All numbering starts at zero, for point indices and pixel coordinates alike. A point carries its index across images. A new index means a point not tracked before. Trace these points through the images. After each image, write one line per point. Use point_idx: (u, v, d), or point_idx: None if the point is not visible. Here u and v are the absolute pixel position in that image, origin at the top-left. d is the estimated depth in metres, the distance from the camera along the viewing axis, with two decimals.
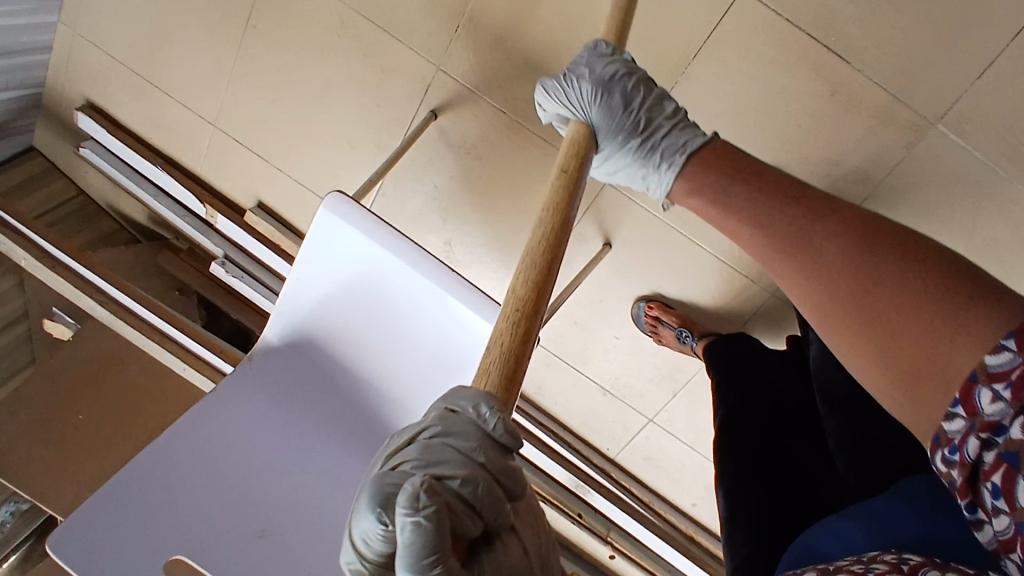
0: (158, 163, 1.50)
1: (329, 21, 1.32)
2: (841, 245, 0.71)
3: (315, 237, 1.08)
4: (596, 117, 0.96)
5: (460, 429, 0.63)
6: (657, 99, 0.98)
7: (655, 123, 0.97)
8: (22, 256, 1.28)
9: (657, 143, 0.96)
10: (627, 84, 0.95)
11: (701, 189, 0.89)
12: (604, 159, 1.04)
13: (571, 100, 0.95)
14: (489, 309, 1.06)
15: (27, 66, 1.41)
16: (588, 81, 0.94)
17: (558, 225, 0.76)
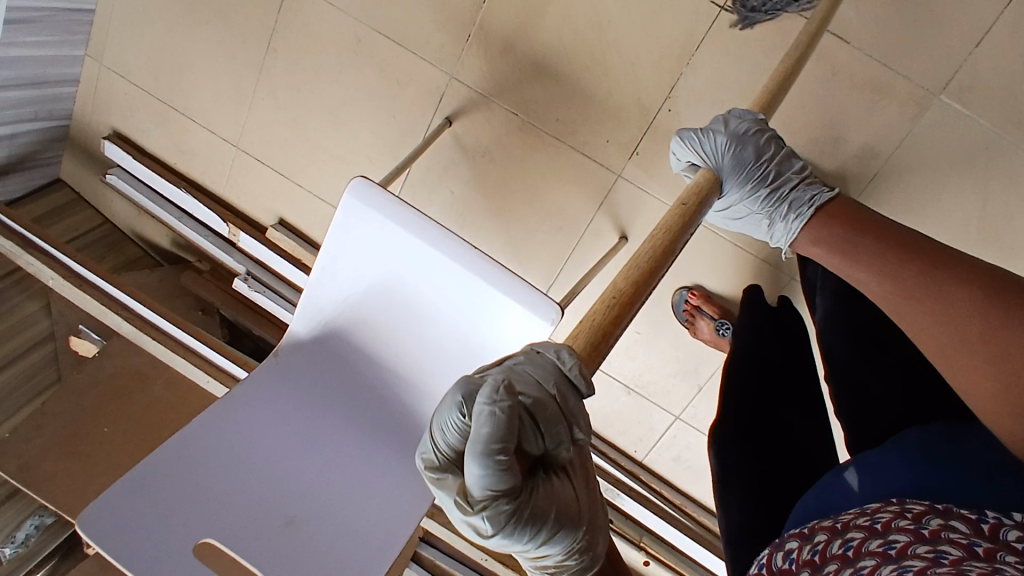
0: (180, 186, 1.54)
1: (341, 35, 1.34)
2: (958, 279, 0.60)
3: (339, 227, 1.05)
4: (727, 168, 0.92)
5: (545, 360, 0.57)
6: (787, 157, 0.94)
7: (784, 178, 0.92)
8: (50, 276, 1.41)
9: (785, 195, 0.90)
10: (761, 139, 0.91)
11: (824, 239, 0.79)
12: (725, 207, 0.98)
13: (704, 150, 0.92)
14: (509, 283, 1.02)
15: (53, 98, 1.49)
16: (722, 133, 0.91)
17: (668, 248, 0.69)
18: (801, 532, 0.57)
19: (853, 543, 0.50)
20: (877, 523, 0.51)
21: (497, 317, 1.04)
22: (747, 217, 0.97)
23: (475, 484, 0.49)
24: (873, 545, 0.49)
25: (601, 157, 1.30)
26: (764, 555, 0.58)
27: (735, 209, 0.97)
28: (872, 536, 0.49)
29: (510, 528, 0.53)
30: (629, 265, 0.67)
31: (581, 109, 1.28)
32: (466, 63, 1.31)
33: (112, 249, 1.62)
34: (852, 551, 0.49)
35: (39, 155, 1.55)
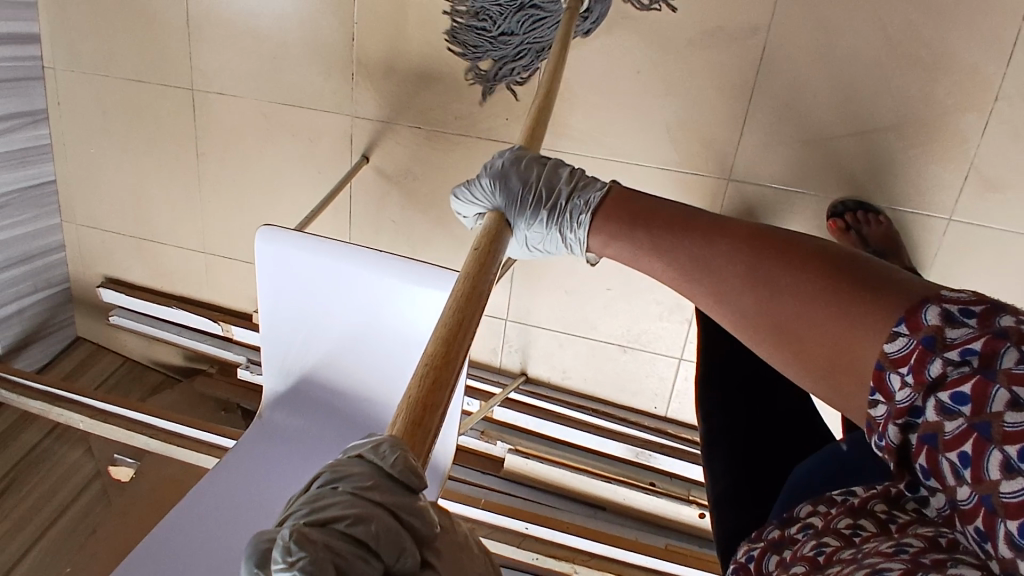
0: (171, 304, 1.66)
1: (253, 119, 1.45)
2: (733, 261, 0.65)
3: (268, 274, 1.12)
4: (502, 204, 0.87)
5: (355, 467, 0.49)
6: (556, 168, 0.87)
7: (558, 189, 0.85)
8: (79, 419, 1.52)
9: (565, 208, 0.84)
10: (520, 165, 0.86)
11: (611, 237, 0.78)
12: (526, 243, 0.91)
13: (481, 196, 0.89)
14: (429, 273, 1.06)
15: (45, 268, 1.66)
16: (484, 175, 0.88)
17: (473, 293, 0.67)
18: (800, 538, 0.63)
19: (827, 551, 0.57)
20: (854, 535, 0.58)
21: (431, 308, 1.07)
22: (551, 246, 0.89)
23: None
24: (842, 554, 0.56)
25: (508, 136, 1.33)
26: (765, 553, 0.66)
27: (540, 241, 0.89)
28: (845, 547, 0.57)
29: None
30: (439, 320, 0.63)
31: (473, 99, 1.32)
32: (361, 98, 1.38)
33: (134, 381, 1.74)
34: (823, 560, 0.57)
35: (52, 321, 1.71)
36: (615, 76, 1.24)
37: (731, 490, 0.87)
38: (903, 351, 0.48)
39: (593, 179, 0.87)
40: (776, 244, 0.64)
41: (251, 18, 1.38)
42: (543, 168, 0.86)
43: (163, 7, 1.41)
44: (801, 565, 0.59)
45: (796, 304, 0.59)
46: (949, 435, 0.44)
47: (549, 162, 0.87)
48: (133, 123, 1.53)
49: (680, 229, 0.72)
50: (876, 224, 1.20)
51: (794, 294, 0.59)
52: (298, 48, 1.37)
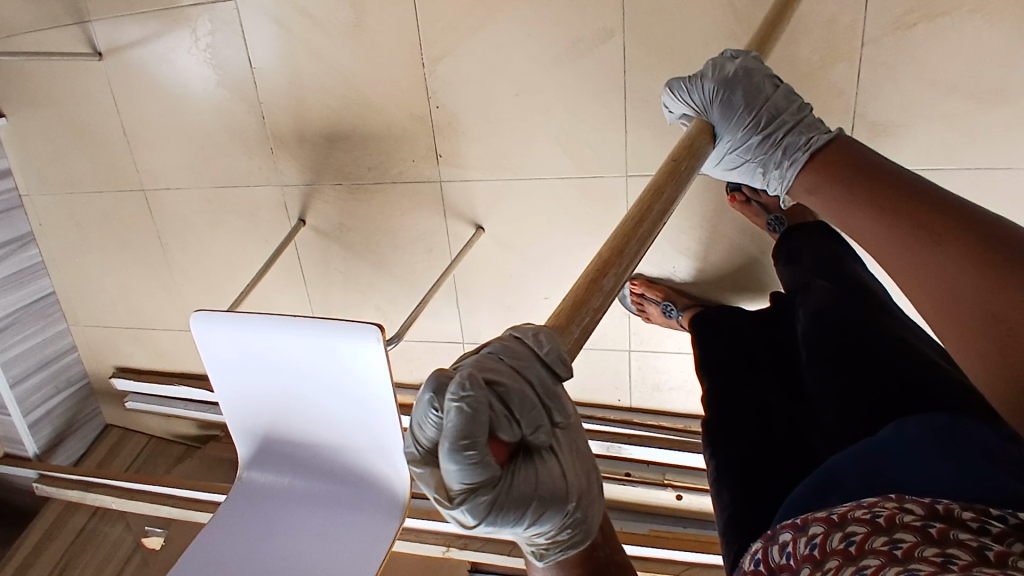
0: (174, 382, 1.81)
1: (200, 205, 1.58)
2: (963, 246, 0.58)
3: (210, 352, 1.23)
4: (717, 116, 0.86)
5: (517, 345, 0.53)
6: (785, 95, 0.86)
7: (781, 118, 0.84)
8: (110, 500, 1.69)
9: (779, 139, 0.83)
10: (750, 79, 0.85)
11: (823, 192, 0.76)
12: (720, 160, 0.91)
13: (695, 100, 0.87)
14: (329, 327, 1.12)
15: (63, 369, 1.85)
16: (710, 80, 0.86)
17: (647, 211, 0.65)
18: (798, 523, 0.56)
19: (856, 539, 0.47)
20: (878, 518, 0.48)
21: (341, 358, 1.13)
22: (741, 171, 0.90)
23: (450, 481, 0.47)
24: (876, 542, 0.45)
25: (419, 175, 1.41)
26: (765, 548, 0.58)
27: (734, 162, 0.89)
28: (877, 533, 0.46)
29: (497, 521, 0.50)
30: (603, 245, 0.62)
31: (380, 149, 1.41)
32: (285, 168, 1.48)
33: (160, 456, 1.89)
34: (856, 549, 0.46)
35: (80, 414, 1.90)
36: (497, 103, 1.30)
37: (733, 512, 0.78)
38: None
39: (821, 121, 0.85)
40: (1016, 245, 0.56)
41: (176, 117, 1.50)
42: (773, 91, 0.85)
43: (102, 124, 1.56)
44: (831, 562, 0.47)
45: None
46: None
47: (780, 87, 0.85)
48: (105, 228, 1.69)
49: (903, 202, 0.66)
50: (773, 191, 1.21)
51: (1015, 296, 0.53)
52: (221, 136, 1.49)
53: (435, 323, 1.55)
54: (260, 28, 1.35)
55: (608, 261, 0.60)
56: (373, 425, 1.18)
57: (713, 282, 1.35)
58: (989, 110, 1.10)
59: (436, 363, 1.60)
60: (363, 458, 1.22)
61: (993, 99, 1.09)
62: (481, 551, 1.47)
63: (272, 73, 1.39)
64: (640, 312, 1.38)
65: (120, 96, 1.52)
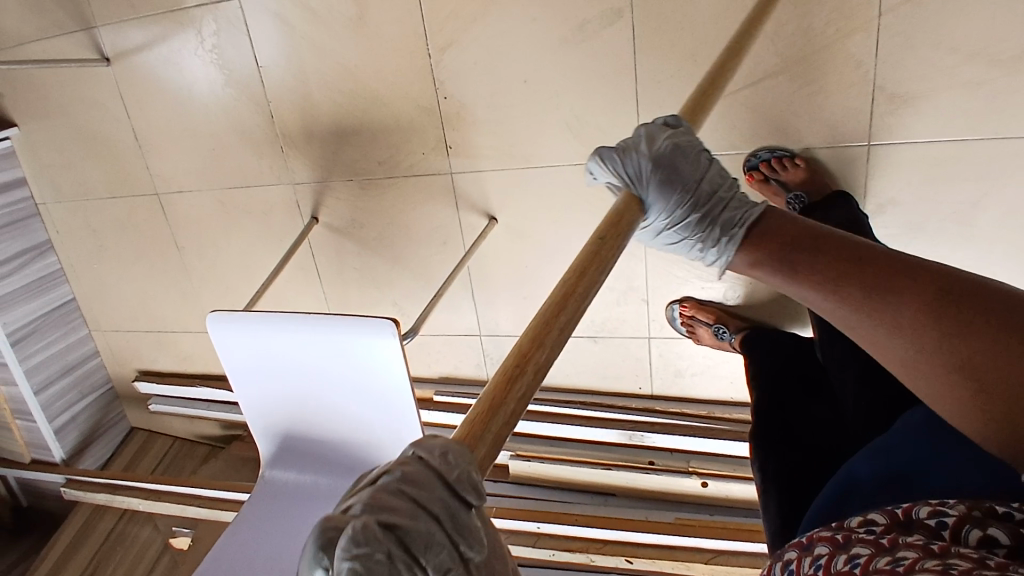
0: (196, 384, 1.82)
1: (212, 207, 1.58)
2: (929, 300, 0.57)
3: (222, 354, 1.22)
4: (655, 194, 0.78)
5: (421, 472, 0.48)
6: (713, 170, 0.81)
7: (718, 196, 0.79)
8: (138, 502, 1.70)
9: (718, 218, 0.77)
10: (683, 156, 0.79)
11: (752, 253, 0.73)
12: (650, 234, 0.84)
13: (630, 173, 0.77)
14: (345, 322, 1.10)
15: (86, 375, 1.87)
16: (645, 155, 0.77)
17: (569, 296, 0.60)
18: (802, 542, 0.58)
19: (860, 561, 0.48)
20: (883, 539, 0.50)
21: (358, 353, 1.11)
22: (671, 244, 0.83)
23: None
24: (879, 563, 0.47)
25: (429, 167, 1.39)
26: (770, 567, 0.60)
27: (665, 237, 0.82)
28: (880, 553, 0.48)
29: None
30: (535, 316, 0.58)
31: (388, 143, 1.39)
32: (295, 166, 1.48)
33: (185, 457, 1.90)
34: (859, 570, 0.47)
35: (105, 419, 1.93)
36: (505, 91, 1.28)
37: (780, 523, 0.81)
38: None
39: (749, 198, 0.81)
40: (970, 292, 0.55)
41: (185, 120, 1.50)
42: (703, 168, 0.80)
43: (114, 130, 1.57)
44: None
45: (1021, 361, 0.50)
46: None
47: (709, 163, 0.81)
48: (121, 234, 1.70)
49: (847, 262, 0.64)
50: (792, 167, 1.20)
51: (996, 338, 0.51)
52: (230, 137, 1.49)
53: (451, 316, 1.54)
54: (264, 27, 1.35)
55: (525, 354, 0.54)
56: (395, 418, 1.17)
57: (764, 305, 1.34)
58: (1015, 76, 1.06)
59: (453, 356, 1.59)
60: (382, 450, 1.21)
61: (1018, 65, 1.05)
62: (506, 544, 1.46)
63: (278, 70, 1.39)
64: (689, 332, 1.36)
65: (129, 102, 1.52)
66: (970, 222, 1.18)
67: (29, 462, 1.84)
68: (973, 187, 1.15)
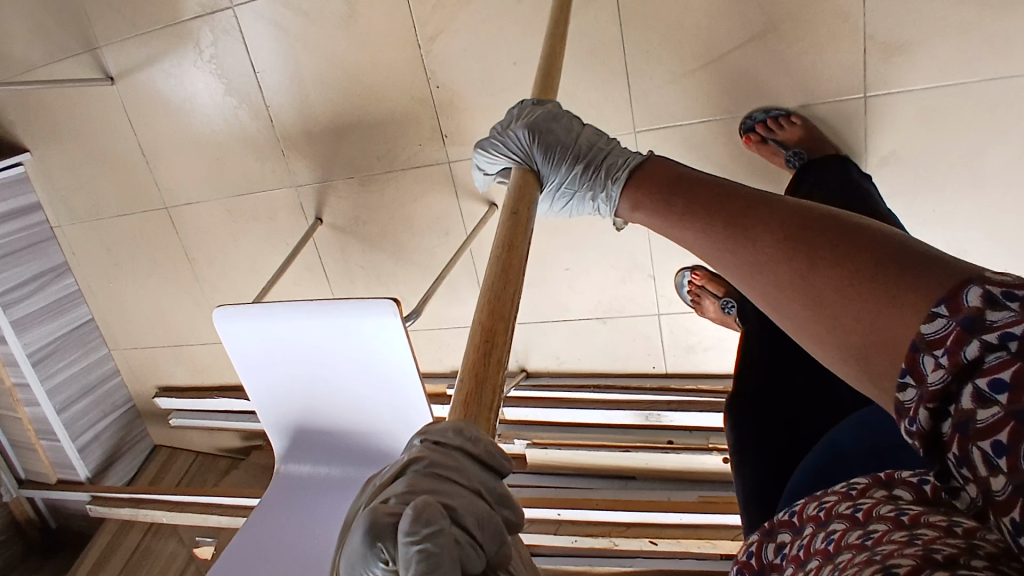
0: (214, 395, 1.84)
1: (220, 216, 1.61)
2: (780, 235, 0.61)
3: (233, 347, 1.24)
4: (540, 158, 0.88)
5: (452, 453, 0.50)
6: (589, 131, 0.92)
7: (596, 148, 0.89)
8: (162, 514, 1.72)
9: (599, 165, 0.87)
10: (558, 121, 0.89)
11: (641, 202, 0.80)
12: (547, 198, 0.94)
13: (513, 151, 0.89)
14: (349, 305, 1.11)
15: (108, 394, 1.90)
16: (522, 125, 0.88)
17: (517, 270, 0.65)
18: (791, 521, 0.62)
19: (837, 537, 0.52)
20: (857, 513, 0.53)
21: (363, 334, 1.12)
22: (572, 204, 0.93)
23: None
24: (853, 538, 0.51)
25: (427, 159, 1.40)
26: (762, 545, 0.64)
27: (563, 198, 0.93)
28: (852, 528, 0.52)
29: None
30: (480, 294, 0.62)
31: (386, 137, 1.41)
32: (296, 168, 1.50)
33: (208, 470, 1.92)
34: (834, 547, 0.51)
35: (128, 437, 1.95)
36: (497, 74, 1.29)
37: (756, 496, 0.84)
38: (939, 335, 0.43)
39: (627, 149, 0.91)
40: (815, 222, 0.59)
41: (188, 131, 1.54)
42: (579, 130, 0.91)
43: (121, 148, 1.61)
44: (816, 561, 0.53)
45: (834, 283, 0.53)
46: (981, 424, 0.40)
47: (582, 125, 0.91)
48: (134, 251, 1.73)
49: (720, 206, 0.69)
50: (790, 126, 1.17)
51: (832, 273, 0.54)
52: (232, 144, 1.52)
53: (458, 307, 1.54)
54: (260, 32, 1.38)
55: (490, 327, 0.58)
56: (405, 400, 1.17)
57: None
58: (1007, 14, 1.05)
59: (464, 348, 1.59)
60: (394, 436, 1.22)
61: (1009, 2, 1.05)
62: (527, 533, 1.44)
63: (274, 73, 1.41)
64: (693, 302, 1.35)
65: (135, 117, 1.56)
66: (976, 168, 1.15)
67: (56, 482, 1.86)
68: (976, 130, 1.13)
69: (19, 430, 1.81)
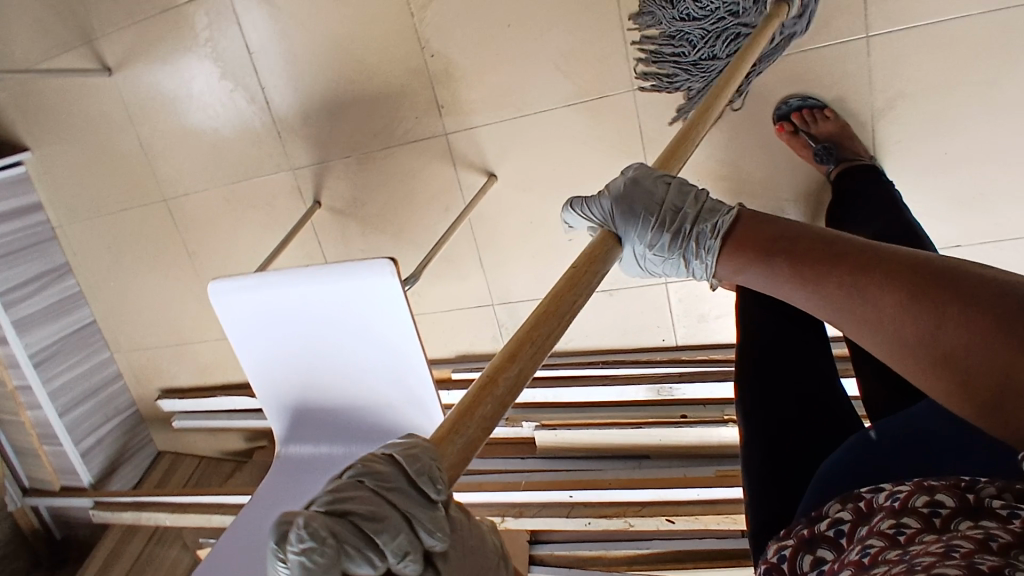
0: (216, 394, 1.80)
1: (219, 206, 1.59)
2: (883, 282, 0.57)
3: (229, 320, 1.19)
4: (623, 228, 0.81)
5: (383, 465, 0.50)
6: (681, 189, 0.81)
7: (682, 211, 0.79)
8: (164, 516, 1.67)
9: (687, 231, 0.78)
10: (642, 186, 0.81)
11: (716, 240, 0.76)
12: (638, 262, 0.86)
13: (597, 217, 0.83)
14: (346, 269, 1.07)
15: (111, 398, 1.87)
16: (606, 196, 0.83)
17: (554, 316, 0.61)
18: (838, 539, 0.58)
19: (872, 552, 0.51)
20: (898, 535, 0.51)
21: (362, 299, 1.08)
22: (668, 269, 0.84)
23: None
24: (889, 554, 0.49)
25: (425, 131, 1.38)
26: (795, 553, 0.60)
27: (655, 264, 0.84)
28: (890, 546, 0.50)
29: None
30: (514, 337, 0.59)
31: (382, 111, 1.39)
32: (294, 150, 1.48)
33: (211, 474, 1.87)
34: (868, 560, 0.50)
35: (131, 443, 1.91)
36: (491, 38, 1.27)
37: (755, 481, 0.79)
38: None
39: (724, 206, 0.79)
40: (921, 272, 0.56)
41: (184, 116, 1.53)
42: (668, 190, 0.81)
43: (120, 141, 1.60)
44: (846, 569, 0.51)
45: (960, 337, 0.51)
46: None
47: (673, 184, 0.81)
48: (133, 248, 1.72)
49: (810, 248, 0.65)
50: (824, 119, 1.18)
51: (956, 325, 0.51)
52: (228, 129, 1.51)
53: (461, 287, 1.50)
54: (253, 11, 1.38)
55: (507, 367, 0.55)
56: (407, 376, 1.12)
57: None
58: None
59: (468, 329, 1.55)
60: (399, 413, 1.17)
61: None
62: (539, 517, 1.37)
63: (269, 52, 1.40)
64: None
65: (133, 109, 1.56)
66: (988, 103, 1.12)
67: (59, 489, 1.83)
68: (986, 66, 1.10)
69: (21, 435, 1.79)
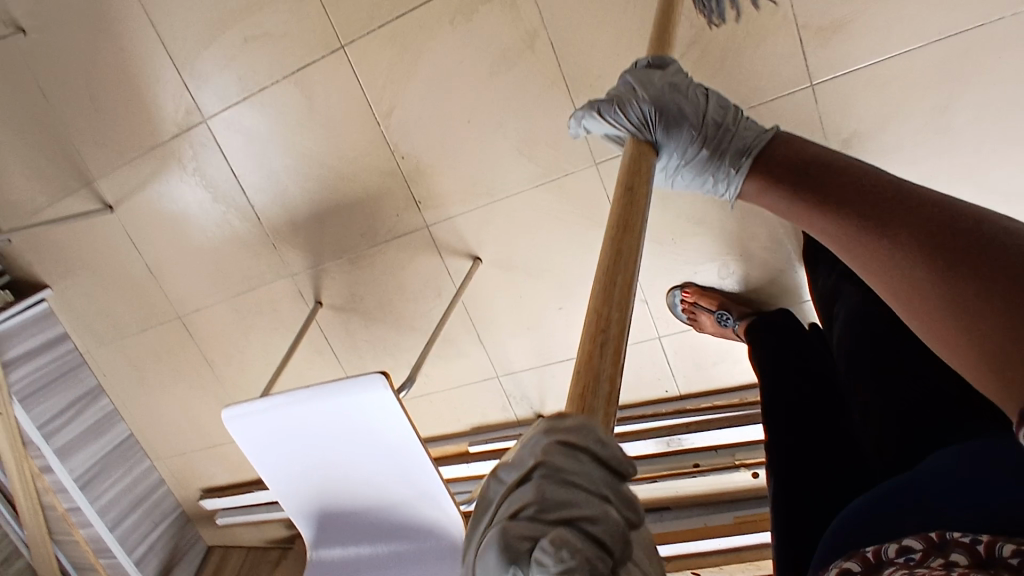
0: (253, 489, 1.87)
1: (229, 316, 1.68)
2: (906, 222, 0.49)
3: (244, 443, 1.26)
4: (661, 136, 0.80)
5: (576, 461, 0.45)
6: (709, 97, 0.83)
7: (717, 122, 0.82)
8: None
9: (722, 144, 0.81)
10: (677, 93, 0.80)
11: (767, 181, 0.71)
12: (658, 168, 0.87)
13: (631, 120, 0.79)
14: (340, 388, 1.13)
15: (155, 504, 1.96)
16: (644, 98, 0.79)
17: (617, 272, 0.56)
18: None
19: None
20: None
21: (361, 414, 1.14)
22: (683, 178, 0.87)
23: None
24: None
25: (407, 226, 1.44)
26: None
27: (675, 171, 0.87)
28: None
29: None
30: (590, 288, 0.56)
31: (364, 213, 1.46)
32: (289, 258, 1.55)
33: (259, 564, 1.94)
34: None
35: (181, 543, 2.00)
36: (454, 134, 1.33)
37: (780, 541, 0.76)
38: None
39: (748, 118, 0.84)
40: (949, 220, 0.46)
41: (184, 240, 1.62)
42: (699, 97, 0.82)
43: (130, 269, 1.70)
44: None
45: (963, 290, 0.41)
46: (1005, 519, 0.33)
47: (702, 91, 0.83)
48: (157, 363, 1.81)
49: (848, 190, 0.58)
50: None
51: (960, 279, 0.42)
52: (225, 246, 1.59)
53: (465, 364, 1.55)
54: (231, 140, 1.46)
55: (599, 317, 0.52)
56: (415, 474, 1.18)
57: (762, 279, 1.29)
58: None
59: (478, 402, 1.59)
60: (414, 508, 1.22)
61: None
62: None
63: (252, 174, 1.48)
64: (691, 319, 1.31)
65: (137, 239, 1.65)
66: (943, 130, 1.13)
67: None
68: (933, 97, 1.11)
69: (79, 553, 1.89)
